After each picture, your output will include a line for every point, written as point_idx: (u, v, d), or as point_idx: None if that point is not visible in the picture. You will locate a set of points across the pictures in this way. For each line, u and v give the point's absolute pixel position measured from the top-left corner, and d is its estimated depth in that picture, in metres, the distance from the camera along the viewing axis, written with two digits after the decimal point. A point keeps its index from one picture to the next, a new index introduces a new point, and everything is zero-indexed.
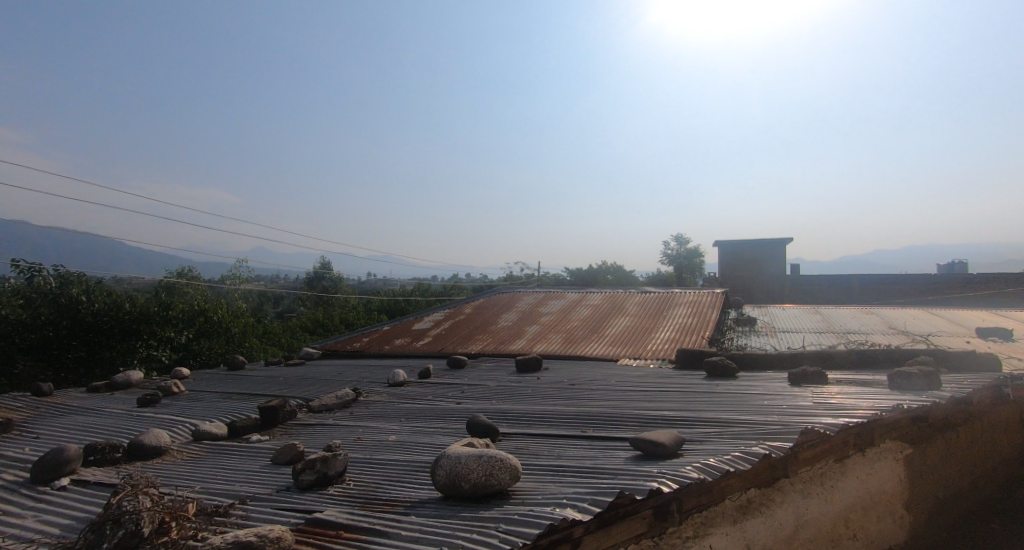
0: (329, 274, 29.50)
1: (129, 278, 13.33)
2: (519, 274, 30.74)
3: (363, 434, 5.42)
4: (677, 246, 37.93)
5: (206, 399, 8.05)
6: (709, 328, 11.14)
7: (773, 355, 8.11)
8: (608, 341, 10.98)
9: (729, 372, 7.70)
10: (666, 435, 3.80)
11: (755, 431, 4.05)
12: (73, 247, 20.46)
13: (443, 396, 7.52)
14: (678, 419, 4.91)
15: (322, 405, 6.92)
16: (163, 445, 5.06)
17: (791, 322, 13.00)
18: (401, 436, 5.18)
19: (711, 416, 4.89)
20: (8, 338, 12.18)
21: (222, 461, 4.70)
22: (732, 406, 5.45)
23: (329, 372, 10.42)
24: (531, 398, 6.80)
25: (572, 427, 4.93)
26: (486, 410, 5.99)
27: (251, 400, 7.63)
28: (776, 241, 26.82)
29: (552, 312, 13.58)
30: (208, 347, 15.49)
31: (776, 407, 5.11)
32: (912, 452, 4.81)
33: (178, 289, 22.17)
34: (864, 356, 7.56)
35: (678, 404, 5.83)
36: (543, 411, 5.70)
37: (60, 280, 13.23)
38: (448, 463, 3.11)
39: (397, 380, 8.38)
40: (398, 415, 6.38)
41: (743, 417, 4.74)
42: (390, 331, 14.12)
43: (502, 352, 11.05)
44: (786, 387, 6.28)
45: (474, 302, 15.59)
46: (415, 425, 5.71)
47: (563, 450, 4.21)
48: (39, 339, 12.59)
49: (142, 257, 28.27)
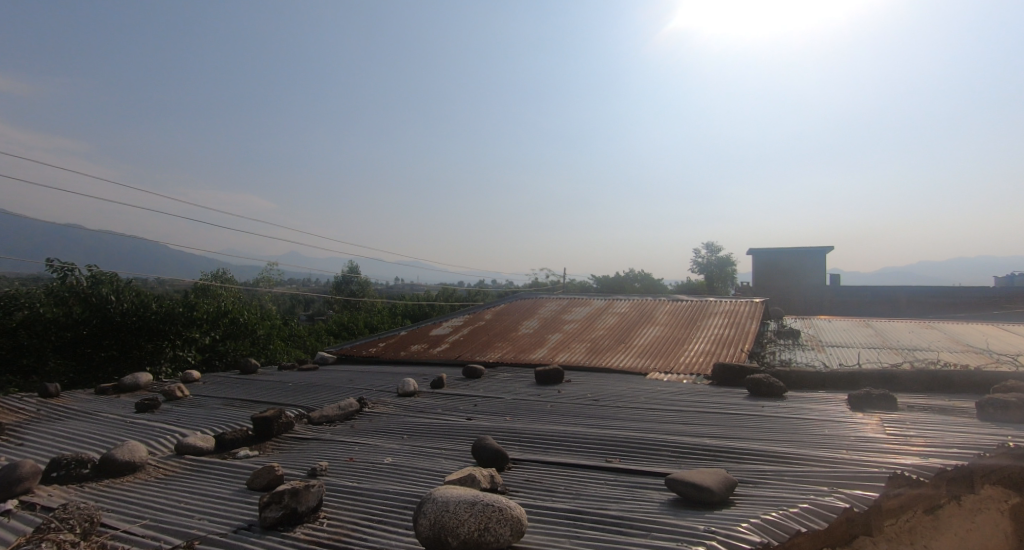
0: (356, 278, 29.29)
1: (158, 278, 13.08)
2: (545, 281, 30.08)
3: (357, 454, 4.81)
4: (708, 254, 36.89)
5: (206, 405, 7.56)
6: (749, 340, 10.24)
7: (825, 375, 7.29)
8: (637, 352, 10.18)
9: (775, 391, 6.88)
10: (710, 476, 3.08)
11: (820, 477, 3.28)
12: (104, 248, 20.48)
13: (454, 409, 6.89)
14: (722, 450, 4.16)
15: (323, 416, 6.36)
16: (138, 460, 4.46)
17: (839, 336, 12.00)
18: (400, 458, 4.56)
19: (760, 450, 4.13)
20: (41, 336, 12.00)
21: (194, 483, 4.13)
22: (783, 437, 4.66)
23: (340, 379, 9.87)
24: (551, 415, 6.12)
25: (595, 456, 4.21)
26: (499, 430, 5.32)
27: (251, 408, 7.09)
28: (817, 250, 25.59)
29: (577, 320, 12.86)
30: (234, 349, 15.30)
31: (839, 441, 4.33)
32: (1020, 501, 4.07)
33: (209, 290, 22.18)
34: (935, 379, 6.69)
35: (719, 430, 5.06)
36: (564, 433, 5.01)
37: (91, 279, 13.03)
38: (432, 511, 2.46)
39: (407, 390, 7.80)
40: (402, 431, 5.75)
41: (800, 454, 3.96)
42: (408, 337, 13.57)
43: (522, 361, 10.37)
44: (847, 417, 5.45)
45: (495, 308, 14.98)
46: (418, 444, 5.09)
47: (583, 489, 3.52)
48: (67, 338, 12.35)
49: (178, 258, 28.47)
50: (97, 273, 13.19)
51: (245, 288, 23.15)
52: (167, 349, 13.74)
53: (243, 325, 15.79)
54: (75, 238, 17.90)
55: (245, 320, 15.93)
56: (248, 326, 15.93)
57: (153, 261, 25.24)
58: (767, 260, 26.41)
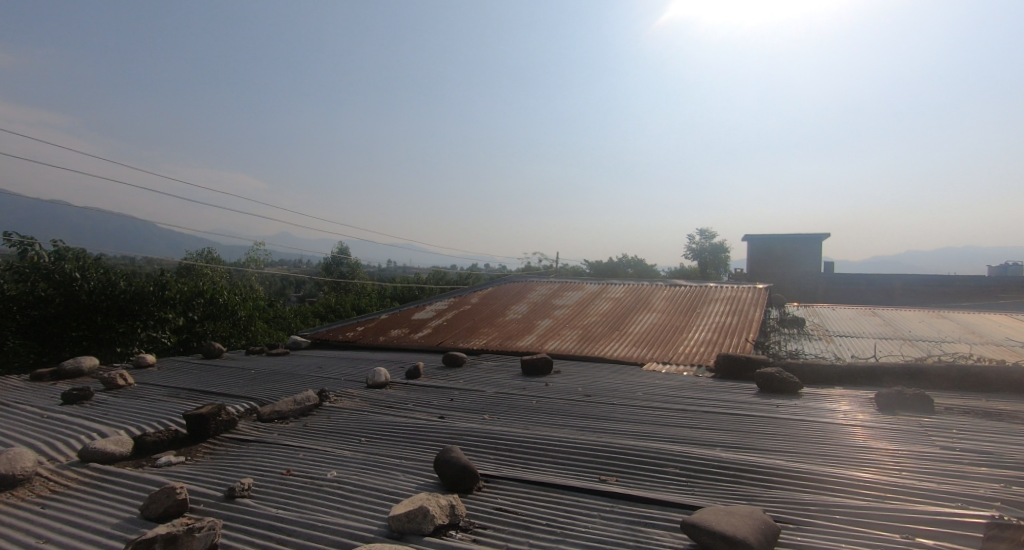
0: (345, 259, 28.36)
1: (129, 254, 12.11)
2: (538, 266, 29.34)
3: (297, 466, 3.98)
4: (701, 241, 36.36)
5: (147, 396, 6.69)
6: (753, 329, 9.45)
7: (843, 368, 6.54)
8: (632, 341, 9.38)
9: (789, 388, 6.11)
10: (747, 522, 2.27)
11: (884, 516, 2.50)
12: (75, 223, 19.30)
13: (426, 404, 6.07)
14: (741, 468, 3.38)
15: (274, 412, 5.54)
16: (18, 473, 3.60)
17: (846, 325, 11.27)
18: (351, 470, 3.77)
19: (788, 468, 3.34)
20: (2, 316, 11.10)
21: (85, 508, 3.31)
22: (810, 449, 3.88)
23: (308, 366, 9.01)
24: (536, 415, 5.32)
25: (586, 476, 3.39)
26: (473, 434, 4.52)
27: (195, 401, 6.23)
28: (813, 237, 25.03)
29: (568, 305, 12.04)
30: (213, 330, 14.43)
31: (883, 461, 3.56)
32: None
33: (193, 270, 21.27)
34: (968, 376, 5.97)
35: (732, 438, 4.28)
36: (549, 439, 4.21)
37: (55, 255, 12.01)
38: None
39: (376, 381, 6.98)
40: (360, 432, 4.93)
41: (843, 477, 3.18)
42: (389, 320, 12.72)
43: (509, 349, 9.54)
44: (880, 423, 4.70)
45: (481, 291, 14.13)
46: (376, 451, 4.28)
47: (571, 528, 2.71)
48: (31, 318, 11.39)
49: (160, 236, 27.29)
50: (61, 248, 12.17)
51: (232, 268, 22.30)
52: (140, 330, 12.78)
53: (223, 306, 14.91)
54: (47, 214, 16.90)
55: (226, 301, 15.04)
56: (228, 306, 15.04)
57: (133, 240, 24.14)
58: (763, 246, 25.86)
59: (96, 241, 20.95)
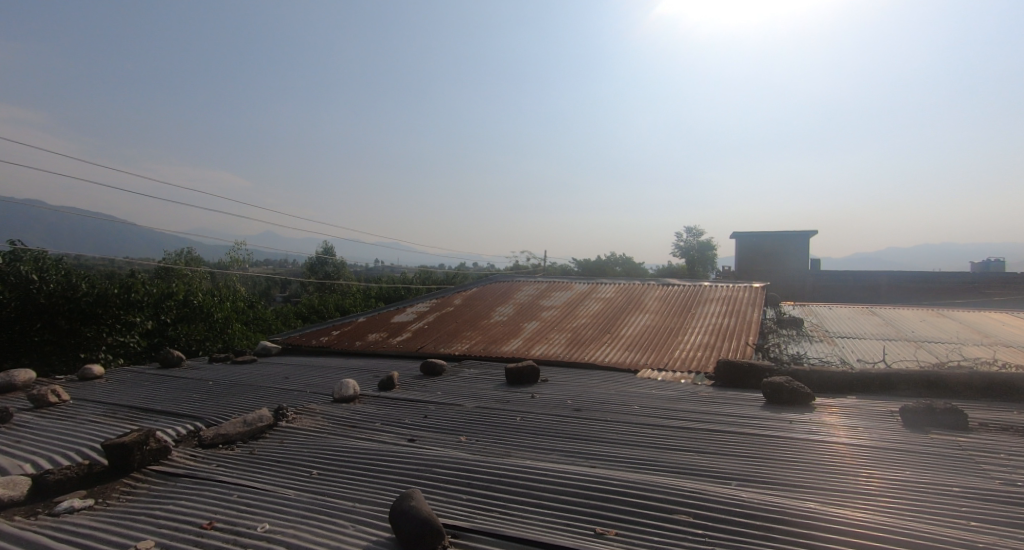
0: (329, 259, 27.44)
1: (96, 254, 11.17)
2: (526, 264, 28.68)
3: (223, 512, 3.27)
4: (688, 238, 36.00)
5: (80, 416, 5.89)
6: (752, 332, 8.84)
7: (858, 375, 5.93)
8: (624, 345, 8.72)
9: (799, 400, 5.49)
10: None
11: None
12: (37, 222, 18.17)
13: (395, 422, 5.36)
14: (767, 517, 2.74)
15: (217, 436, 4.79)
16: None
17: (846, 325, 10.71)
18: (289, 520, 3.07)
19: (827, 519, 2.70)
20: None
21: None
22: (843, 484, 3.26)
23: (274, 376, 8.25)
24: (519, 437, 4.64)
25: (576, 531, 2.73)
26: (444, 463, 3.83)
27: (131, 423, 5.45)
28: (803, 233, 24.68)
29: (556, 306, 11.37)
30: (186, 334, 13.62)
31: (933, 502, 2.95)
32: None
33: (167, 271, 20.27)
34: (996, 385, 5.40)
35: (750, 466, 3.64)
36: (532, 471, 3.54)
37: (10, 257, 11.05)
38: None
39: (342, 394, 6.26)
40: (314, 462, 4.22)
41: (896, 534, 2.55)
42: (367, 323, 11.95)
43: (492, 355, 8.85)
44: (913, 443, 4.10)
45: (465, 291, 13.40)
46: (326, 489, 3.59)
47: None
48: None
49: (134, 237, 26.14)
50: (19, 250, 11.21)
51: (212, 268, 21.39)
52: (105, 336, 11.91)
53: (197, 308, 14.10)
54: (9, 213, 15.85)
55: (200, 302, 14.23)
56: (202, 308, 14.24)
57: (103, 241, 23.00)
58: (753, 242, 25.50)
59: (68, 245, 19.92)
